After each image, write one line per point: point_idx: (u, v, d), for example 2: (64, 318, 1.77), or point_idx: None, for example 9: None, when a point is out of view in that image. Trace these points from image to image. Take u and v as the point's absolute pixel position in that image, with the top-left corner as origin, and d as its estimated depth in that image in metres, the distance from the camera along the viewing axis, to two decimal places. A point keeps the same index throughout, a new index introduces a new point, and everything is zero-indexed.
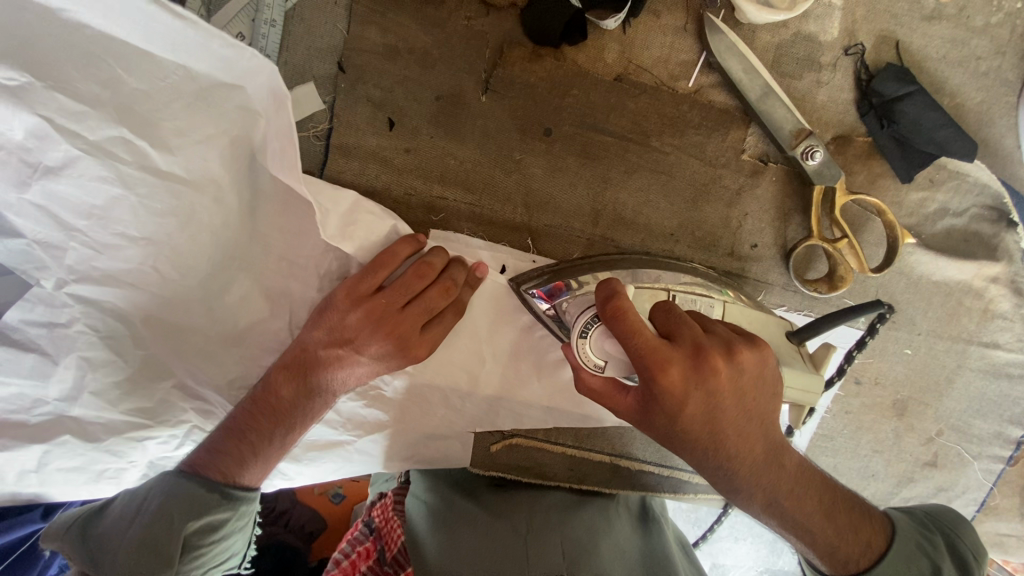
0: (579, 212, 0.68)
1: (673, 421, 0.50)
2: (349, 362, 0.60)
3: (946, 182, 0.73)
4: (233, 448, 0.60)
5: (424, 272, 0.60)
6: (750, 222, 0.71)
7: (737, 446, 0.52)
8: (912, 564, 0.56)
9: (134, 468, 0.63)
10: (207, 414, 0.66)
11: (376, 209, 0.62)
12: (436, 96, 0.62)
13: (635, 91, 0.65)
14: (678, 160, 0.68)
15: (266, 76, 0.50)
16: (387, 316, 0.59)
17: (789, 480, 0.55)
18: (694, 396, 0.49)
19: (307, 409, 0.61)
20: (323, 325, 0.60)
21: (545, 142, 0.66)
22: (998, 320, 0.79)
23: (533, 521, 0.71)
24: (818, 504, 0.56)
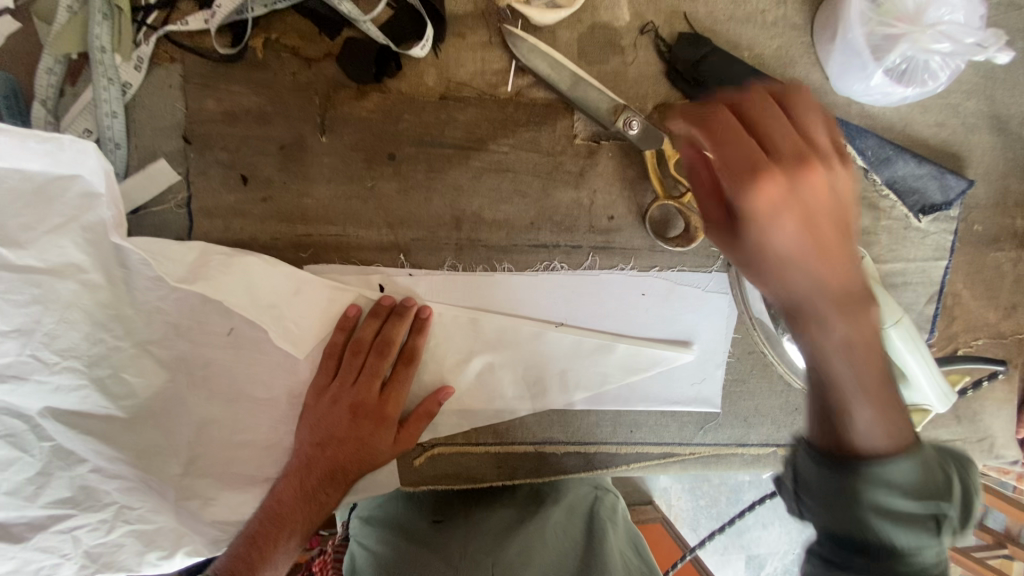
0: (440, 221, 0.74)
1: (741, 199, 0.48)
2: (332, 442, 0.70)
3: None
4: (243, 553, 0.66)
5: (358, 346, 0.71)
6: (600, 196, 0.77)
7: (787, 236, 0.48)
8: (926, 471, 0.44)
9: (69, 561, 0.65)
10: (128, 489, 0.67)
11: (226, 249, 0.67)
12: (279, 147, 0.69)
13: (460, 105, 0.72)
14: (516, 156, 0.74)
15: (90, 157, 0.58)
16: (346, 390, 0.71)
17: (826, 320, 0.48)
18: (758, 158, 0.47)
19: (302, 506, 0.69)
20: (303, 424, 0.71)
21: (391, 166, 0.72)
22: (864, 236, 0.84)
23: (467, 548, 0.77)
24: (883, 400, 0.46)
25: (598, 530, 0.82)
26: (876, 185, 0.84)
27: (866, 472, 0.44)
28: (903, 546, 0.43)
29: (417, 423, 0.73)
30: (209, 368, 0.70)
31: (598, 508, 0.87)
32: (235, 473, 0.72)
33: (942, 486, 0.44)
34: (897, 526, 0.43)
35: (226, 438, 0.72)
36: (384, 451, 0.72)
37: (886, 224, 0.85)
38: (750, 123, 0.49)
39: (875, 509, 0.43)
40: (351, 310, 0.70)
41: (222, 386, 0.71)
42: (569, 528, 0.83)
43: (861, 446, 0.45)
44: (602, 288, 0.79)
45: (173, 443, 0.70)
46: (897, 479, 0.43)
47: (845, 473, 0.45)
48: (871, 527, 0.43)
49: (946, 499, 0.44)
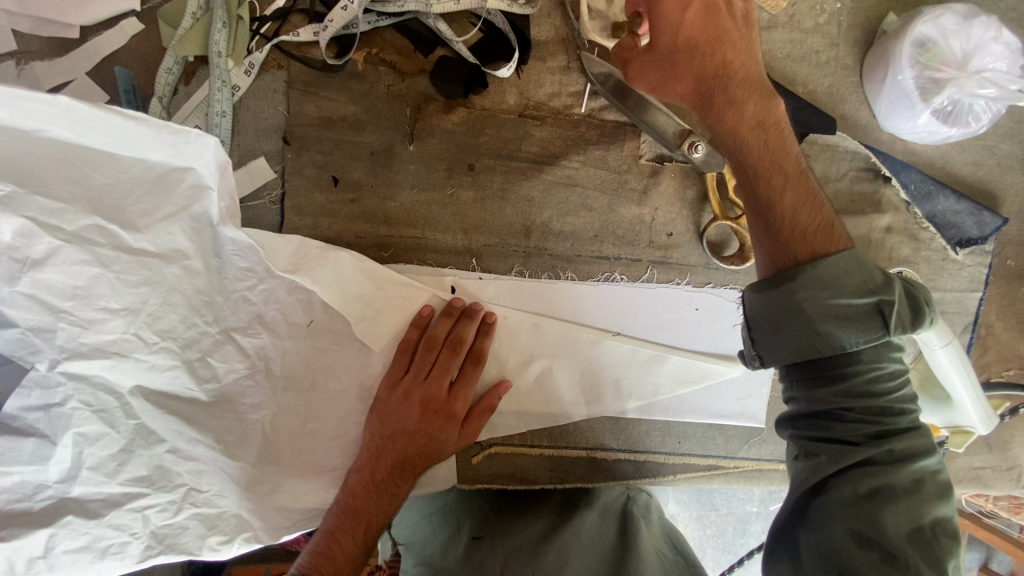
0: (512, 229, 0.78)
1: (682, 39, 0.60)
2: (401, 435, 0.73)
3: (820, 153, 0.85)
4: (325, 548, 0.69)
5: (431, 342, 0.73)
6: (661, 213, 0.81)
7: (743, 151, 0.61)
8: (864, 269, 0.57)
9: (137, 540, 0.66)
10: (200, 473, 0.69)
11: (322, 245, 0.71)
12: (370, 152, 0.73)
13: (537, 122, 0.77)
14: (586, 172, 0.79)
15: (211, 151, 0.62)
16: (417, 386, 0.74)
17: (756, 139, 0.61)
18: (688, 23, 0.60)
19: (375, 499, 0.72)
20: (375, 415, 0.74)
21: (470, 176, 0.76)
22: (904, 265, 0.89)
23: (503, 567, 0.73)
24: (802, 198, 0.60)
25: (632, 534, 0.79)
26: (917, 218, 0.88)
27: (803, 277, 0.57)
28: (840, 318, 0.56)
29: (479, 416, 0.76)
30: (287, 357, 0.73)
31: (630, 505, 0.85)
32: (303, 461, 0.75)
33: (879, 282, 0.57)
34: (842, 325, 0.56)
35: (298, 426, 0.75)
36: (450, 443, 0.75)
37: (925, 254, 0.89)
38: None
39: (808, 298, 0.56)
40: (425, 310, 0.74)
41: (298, 376, 0.74)
42: (603, 535, 0.80)
43: (802, 249, 0.58)
44: (658, 301, 0.83)
45: (247, 427, 0.73)
46: (836, 278, 0.56)
47: (782, 289, 0.58)
48: (821, 321, 0.56)
49: (885, 289, 0.56)
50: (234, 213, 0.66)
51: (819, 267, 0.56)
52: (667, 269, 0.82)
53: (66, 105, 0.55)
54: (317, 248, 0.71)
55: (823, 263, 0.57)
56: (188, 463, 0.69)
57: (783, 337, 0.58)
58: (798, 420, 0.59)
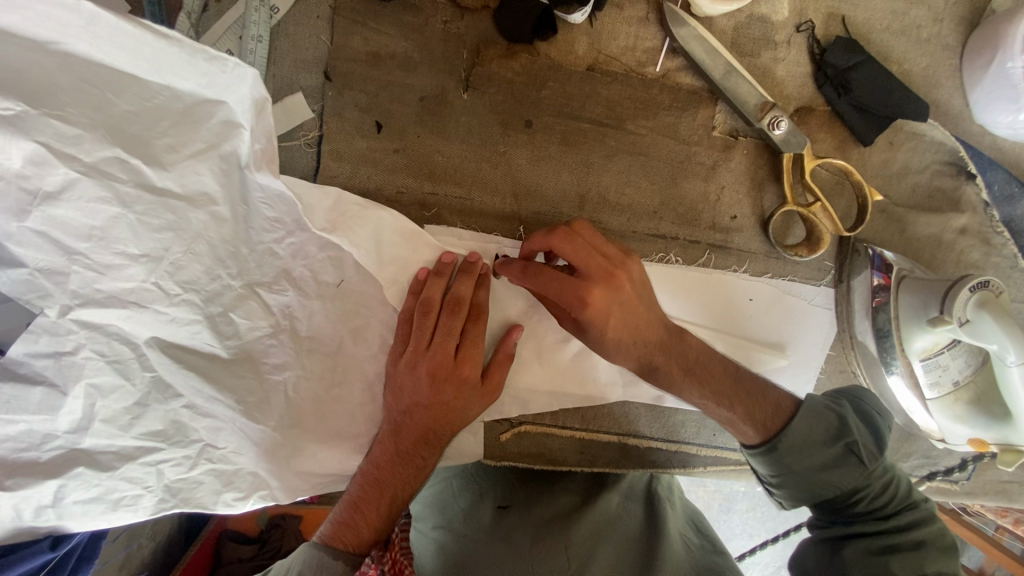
0: (566, 196, 0.71)
1: (608, 335, 0.62)
2: (417, 410, 0.67)
3: (905, 142, 0.78)
4: (350, 519, 0.67)
5: (428, 307, 0.64)
6: (727, 193, 0.75)
7: (638, 340, 0.64)
8: (827, 416, 0.63)
9: (151, 493, 0.63)
10: (218, 431, 0.65)
11: (359, 200, 0.65)
12: (420, 97, 0.65)
13: (606, 79, 0.69)
14: (653, 140, 0.72)
15: (247, 86, 0.54)
16: (420, 356, 0.65)
17: (698, 352, 0.66)
18: (616, 326, 0.62)
19: (401, 469, 0.68)
20: (388, 390, 0.68)
21: (527, 133, 0.69)
22: (972, 270, 0.83)
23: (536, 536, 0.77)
24: (735, 387, 0.66)
25: (661, 515, 0.83)
26: (994, 220, 0.82)
27: (785, 443, 0.63)
28: (821, 469, 0.62)
29: (499, 369, 0.70)
30: (314, 317, 0.68)
31: (655, 485, 0.88)
32: (324, 427, 0.71)
33: (845, 424, 0.63)
34: (827, 469, 0.62)
35: (322, 391, 0.70)
36: (473, 406, 0.69)
37: (996, 261, 0.84)
38: (608, 305, 0.61)
39: (793, 454, 0.62)
40: (447, 258, 0.65)
41: (325, 338, 0.69)
42: (632, 514, 0.83)
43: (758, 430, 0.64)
44: (714, 287, 0.76)
45: (269, 389, 0.68)
46: (807, 437, 0.62)
47: (774, 456, 0.63)
48: (810, 476, 0.62)
49: (844, 430, 0.62)
50: (271, 157, 0.58)
51: (792, 432, 0.63)
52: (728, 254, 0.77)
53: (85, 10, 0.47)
54: (355, 205, 0.64)
55: (793, 432, 0.63)
56: (205, 420, 0.65)
57: (788, 490, 0.64)
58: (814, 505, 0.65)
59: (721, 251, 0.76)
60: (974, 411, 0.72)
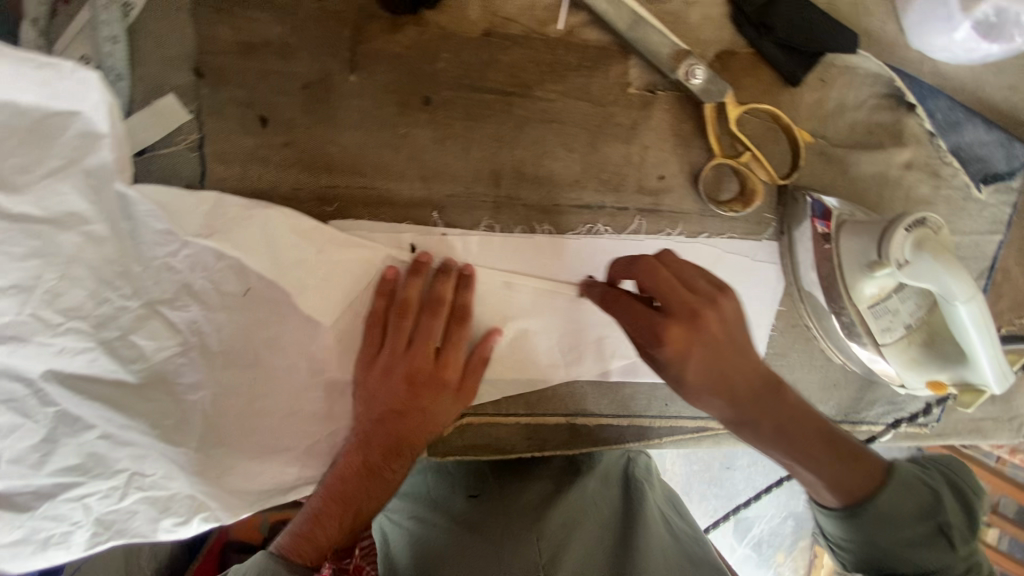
0: (478, 175, 0.67)
1: (684, 381, 0.56)
2: (391, 419, 0.65)
3: (838, 79, 0.73)
4: (308, 531, 0.64)
5: (404, 309, 0.64)
6: (652, 153, 0.70)
7: (743, 377, 0.56)
8: (915, 492, 0.55)
9: (81, 528, 0.61)
10: (142, 457, 0.63)
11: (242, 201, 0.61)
12: (303, 85, 0.61)
13: (505, 43, 0.64)
14: (565, 105, 0.67)
15: (94, 90, 0.53)
16: (398, 359, 0.65)
17: (794, 409, 0.56)
18: (704, 360, 0.55)
19: (368, 482, 0.65)
20: (359, 398, 0.66)
21: (427, 112, 0.64)
22: (923, 205, 0.79)
23: (507, 528, 0.77)
24: (819, 434, 0.56)
25: (637, 501, 0.83)
26: (941, 150, 0.78)
27: (869, 510, 0.54)
28: (909, 546, 0.54)
29: (475, 373, 0.68)
30: (223, 332, 0.65)
31: (632, 469, 0.89)
32: (254, 442, 0.68)
33: (933, 503, 0.55)
34: (919, 547, 0.54)
35: (245, 405, 0.67)
36: (446, 411, 0.67)
37: (946, 193, 0.80)
38: (717, 334, 0.56)
39: (871, 530, 0.54)
40: (390, 271, 0.64)
41: (240, 352, 0.66)
42: (608, 500, 0.84)
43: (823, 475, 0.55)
44: (646, 254, 0.73)
45: (187, 409, 0.65)
46: (899, 506, 0.54)
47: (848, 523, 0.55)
48: (893, 547, 0.54)
49: (938, 507, 0.55)
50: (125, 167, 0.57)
51: (878, 506, 0.54)
52: (661, 218, 0.73)
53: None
54: (238, 206, 0.61)
55: (885, 498, 0.54)
56: (125, 449, 0.62)
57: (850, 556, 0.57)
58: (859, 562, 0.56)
59: (652, 215, 0.73)
60: (926, 355, 0.71)
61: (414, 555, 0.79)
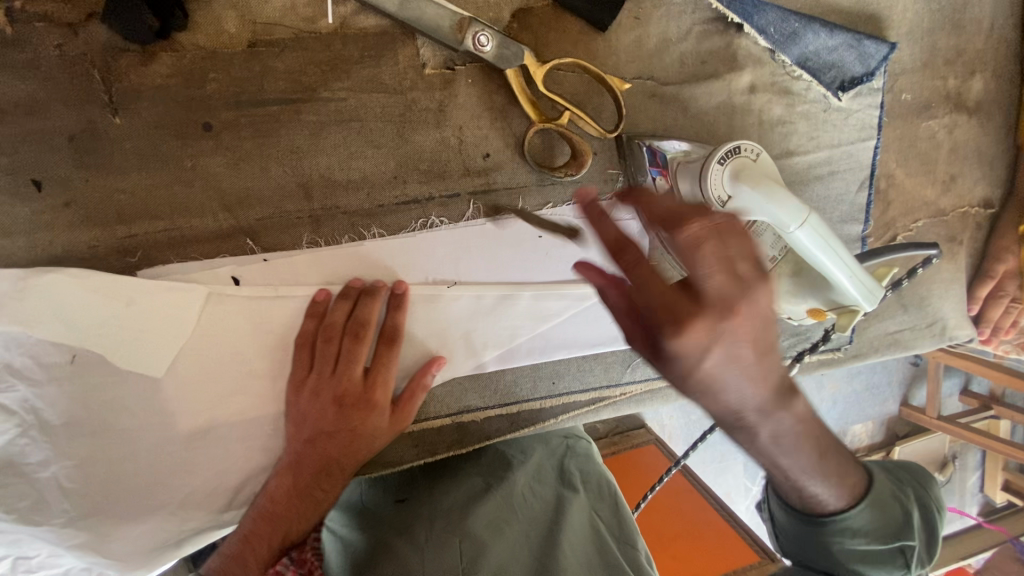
0: (286, 191, 0.64)
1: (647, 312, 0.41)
2: (322, 441, 0.65)
3: (653, 13, 0.68)
4: (235, 551, 0.63)
5: (330, 334, 0.64)
6: (469, 132, 0.67)
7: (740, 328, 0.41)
8: (885, 511, 0.52)
9: None
10: (14, 542, 0.64)
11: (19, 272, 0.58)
12: (68, 138, 0.58)
13: (275, 50, 0.60)
14: (360, 100, 0.63)
15: None
16: (326, 382, 0.65)
17: (728, 395, 0.42)
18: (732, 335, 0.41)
19: (299, 506, 0.65)
20: (291, 421, 0.66)
21: (210, 138, 0.61)
22: (778, 127, 0.75)
23: (431, 529, 0.73)
24: (815, 452, 0.48)
25: (568, 499, 0.79)
26: (785, 66, 0.74)
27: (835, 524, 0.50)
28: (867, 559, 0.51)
29: (412, 400, 0.68)
30: (60, 407, 0.63)
31: (566, 466, 0.86)
32: (121, 507, 0.66)
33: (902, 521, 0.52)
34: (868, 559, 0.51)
35: (103, 473, 0.65)
36: (381, 433, 0.67)
37: (802, 109, 0.76)
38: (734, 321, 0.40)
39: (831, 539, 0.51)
40: (321, 295, 0.65)
41: (84, 423, 0.63)
42: (542, 497, 0.79)
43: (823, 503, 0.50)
44: (490, 237, 0.70)
45: (44, 489, 0.63)
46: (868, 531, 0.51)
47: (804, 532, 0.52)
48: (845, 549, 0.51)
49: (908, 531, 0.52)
50: None
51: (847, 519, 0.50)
52: (496, 198, 0.69)
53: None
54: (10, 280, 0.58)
55: (850, 516, 0.50)
56: None
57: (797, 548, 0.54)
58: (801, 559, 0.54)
59: (486, 196, 0.69)
60: (798, 284, 0.68)
61: (340, 564, 0.75)
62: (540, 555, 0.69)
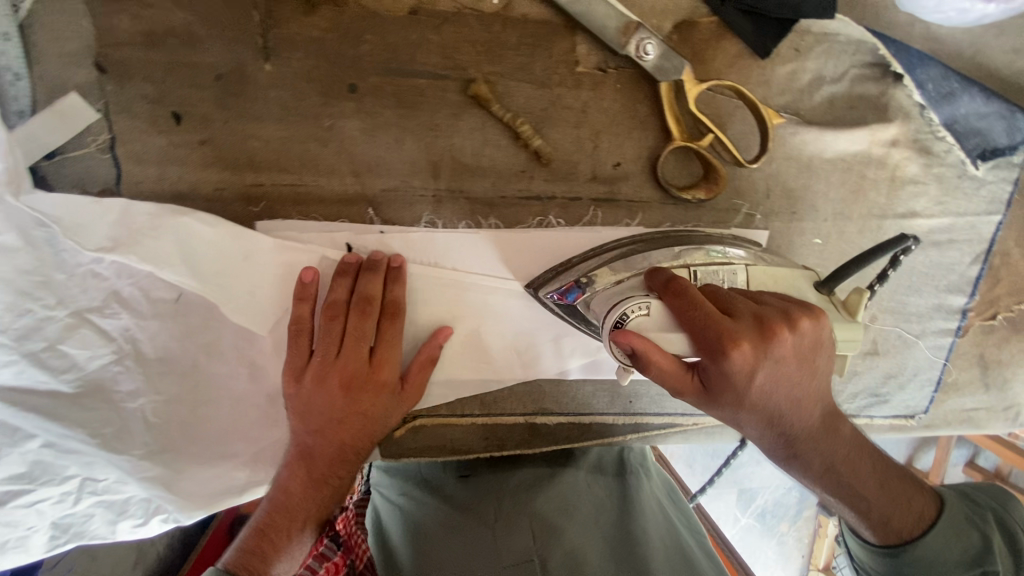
0: (415, 167, 0.63)
1: (714, 374, 0.48)
2: (329, 426, 0.62)
3: (814, 48, 0.66)
4: (254, 545, 0.60)
5: (335, 311, 0.60)
6: (605, 137, 0.64)
7: (784, 370, 0.50)
8: (959, 536, 0.58)
9: (38, 533, 0.62)
10: (88, 464, 0.62)
11: (155, 207, 0.57)
12: (216, 76, 0.57)
13: (435, 22, 0.58)
14: (505, 87, 0.61)
15: None
16: (332, 366, 0.61)
17: (847, 449, 0.58)
18: (755, 375, 0.48)
19: (315, 491, 0.63)
20: (292, 407, 0.62)
21: (353, 101, 0.59)
22: (909, 186, 0.73)
23: (502, 506, 0.74)
24: (872, 471, 0.59)
25: (633, 492, 0.79)
26: (932, 124, 0.71)
27: (915, 553, 0.57)
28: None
29: (420, 373, 0.65)
30: (158, 341, 0.63)
31: (627, 455, 0.86)
32: (199, 447, 0.67)
33: (979, 547, 0.58)
34: None
35: (186, 412, 0.65)
36: (393, 411, 0.65)
37: (937, 171, 0.73)
38: (757, 361, 0.48)
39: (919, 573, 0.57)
40: (307, 274, 0.60)
41: (177, 360, 0.64)
42: (607, 491, 0.80)
43: (891, 530, 0.58)
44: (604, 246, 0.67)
45: (129, 418, 0.64)
46: (942, 551, 0.57)
47: (950, 521, 0.59)
48: None
49: (987, 556, 0.57)
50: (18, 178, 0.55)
51: (924, 544, 0.57)
52: (619, 207, 0.67)
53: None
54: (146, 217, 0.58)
55: (928, 543, 0.57)
56: (72, 456, 0.62)
57: None
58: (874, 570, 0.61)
59: (609, 204, 0.67)
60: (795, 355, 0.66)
61: (402, 532, 0.75)
62: (618, 543, 0.69)
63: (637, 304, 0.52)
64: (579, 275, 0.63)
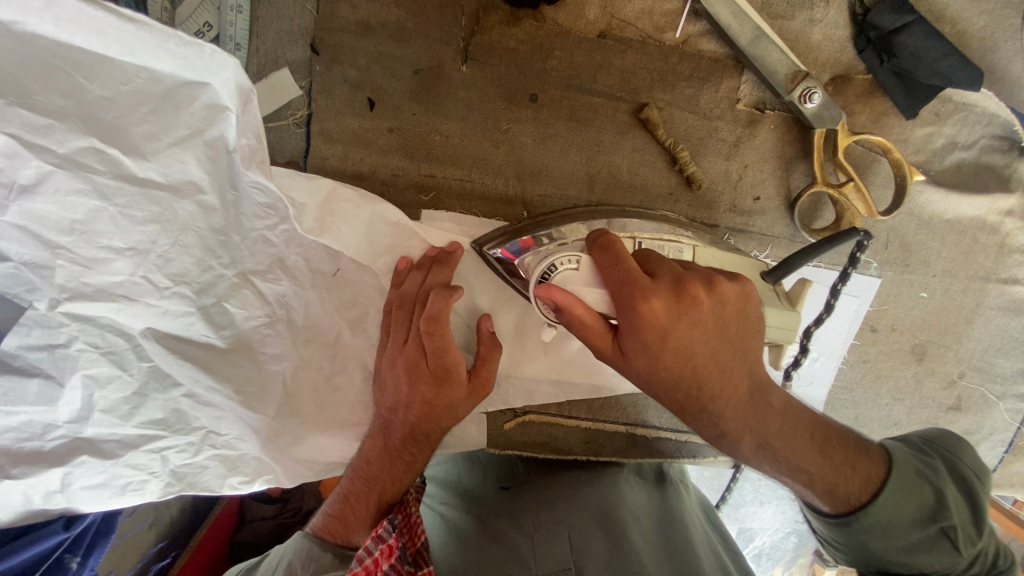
0: (574, 177, 0.66)
1: (628, 330, 0.49)
2: (404, 407, 0.64)
3: (952, 115, 0.70)
4: (338, 512, 0.65)
5: (407, 301, 0.62)
6: (750, 173, 0.68)
7: (698, 334, 0.50)
8: (914, 494, 0.54)
9: (156, 478, 0.61)
10: (218, 418, 0.63)
11: (356, 194, 0.62)
12: (415, 71, 0.61)
13: (620, 46, 0.63)
14: (671, 114, 0.65)
15: (229, 72, 0.48)
16: (399, 353, 0.63)
17: (780, 424, 0.56)
18: (671, 335, 0.49)
19: (388, 465, 0.65)
20: (377, 391, 0.66)
21: (532, 108, 0.63)
22: (1016, 254, 0.76)
23: (544, 515, 0.68)
24: (810, 441, 0.56)
25: (675, 499, 0.74)
26: None
27: (866, 519, 0.54)
28: (906, 551, 0.53)
29: (486, 366, 0.64)
30: (311, 311, 0.66)
31: (668, 469, 0.81)
32: (326, 417, 0.70)
33: (933, 503, 0.54)
34: (912, 551, 0.53)
35: (321, 380, 0.69)
36: (462, 405, 0.65)
37: None
38: (669, 320, 0.49)
39: (871, 538, 0.54)
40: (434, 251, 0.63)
41: (323, 330, 0.67)
42: (648, 498, 0.74)
43: (837, 498, 0.55)
44: None
45: (271, 378, 0.66)
46: (896, 512, 0.53)
47: (900, 476, 0.54)
48: (888, 553, 0.54)
49: (942, 510, 0.53)
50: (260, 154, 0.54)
51: (873, 512, 0.53)
52: (751, 239, 0.71)
53: (106, 23, 0.43)
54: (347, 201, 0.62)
55: (881, 507, 0.53)
56: (205, 409, 0.62)
57: (844, 553, 0.57)
58: (833, 541, 0.58)
59: (742, 234, 0.70)
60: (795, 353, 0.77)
61: (444, 540, 0.70)
62: (669, 548, 0.63)
63: (567, 259, 0.53)
64: (540, 232, 0.61)
